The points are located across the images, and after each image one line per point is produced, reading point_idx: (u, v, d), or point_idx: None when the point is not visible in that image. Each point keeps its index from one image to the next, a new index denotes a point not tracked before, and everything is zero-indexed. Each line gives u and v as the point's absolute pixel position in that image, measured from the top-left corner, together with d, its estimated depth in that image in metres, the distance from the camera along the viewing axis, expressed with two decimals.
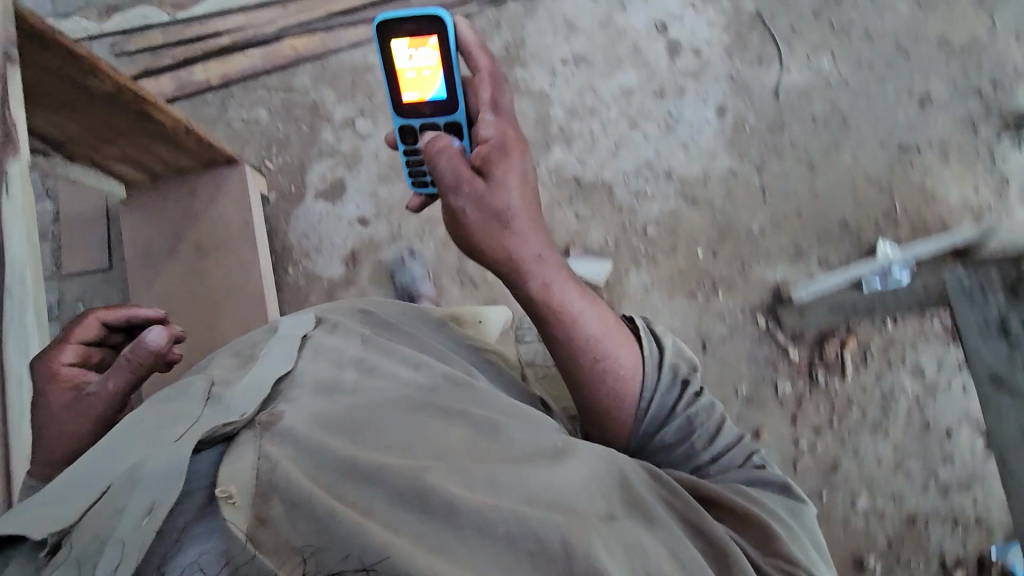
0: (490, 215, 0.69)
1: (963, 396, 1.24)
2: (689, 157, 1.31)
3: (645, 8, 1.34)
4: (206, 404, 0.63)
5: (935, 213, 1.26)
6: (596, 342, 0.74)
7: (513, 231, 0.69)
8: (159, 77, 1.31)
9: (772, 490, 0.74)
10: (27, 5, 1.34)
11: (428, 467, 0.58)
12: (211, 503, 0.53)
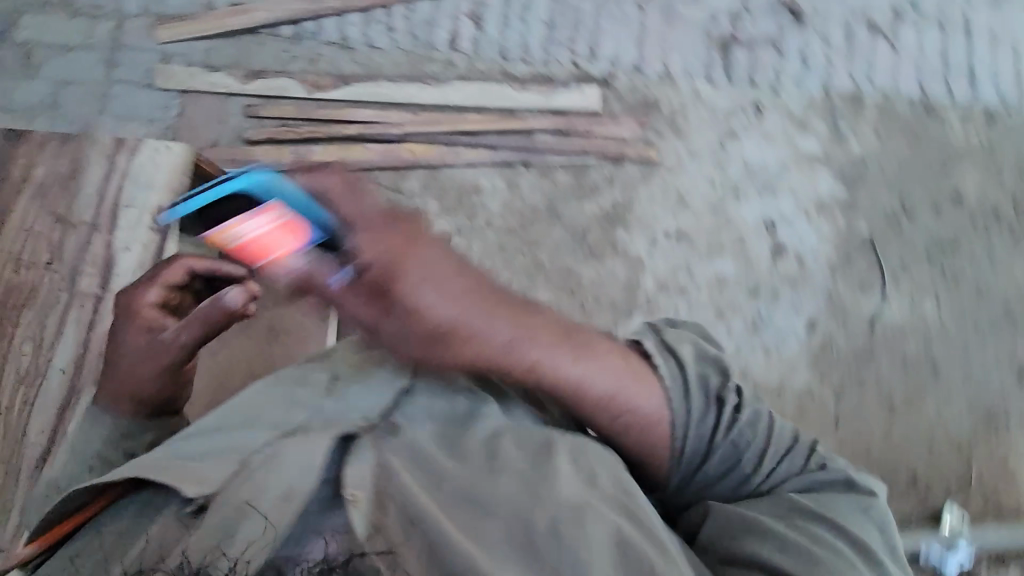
0: (427, 334, 0.77)
1: None
2: (769, 365, 1.23)
3: (759, 202, 1.30)
4: (325, 398, 0.77)
5: (1007, 491, 1.18)
6: (611, 396, 0.76)
7: (461, 334, 0.77)
8: (281, 146, 1.33)
9: (840, 488, 0.76)
10: (172, 46, 1.37)
11: (506, 498, 0.66)
12: (335, 498, 0.65)
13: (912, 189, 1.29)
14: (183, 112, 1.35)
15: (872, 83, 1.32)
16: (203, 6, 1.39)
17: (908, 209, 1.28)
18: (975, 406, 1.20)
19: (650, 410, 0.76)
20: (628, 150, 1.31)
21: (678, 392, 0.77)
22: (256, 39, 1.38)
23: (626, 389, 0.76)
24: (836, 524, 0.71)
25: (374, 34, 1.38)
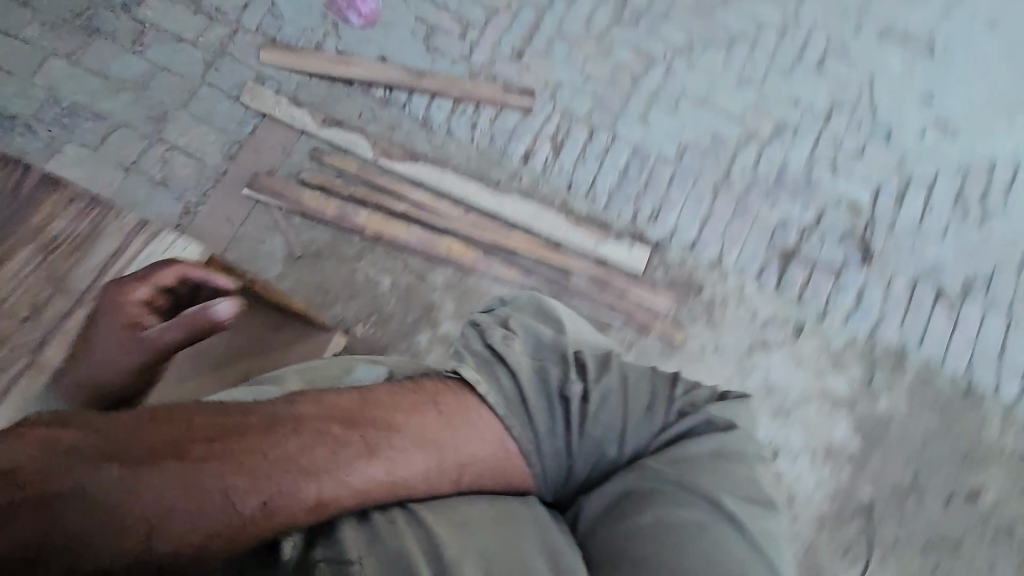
0: (210, 511, 0.62)
1: None
2: None
3: (768, 423, 1.23)
4: None
5: None
6: (443, 457, 0.73)
7: (242, 489, 0.63)
8: (329, 198, 1.34)
9: (713, 430, 0.77)
10: (273, 72, 1.42)
11: (405, 517, 0.69)
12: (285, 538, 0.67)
13: (929, 473, 1.21)
14: (255, 134, 1.38)
15: (922, 348, 1.26)
16: (311, 43, 1.43)
17: (916, 490, 1.20)
18: None
19: (487, 452, 0.75)
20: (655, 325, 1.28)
21: (509, 407, 0.77)
22: (348, 90, 1.41)
23: (440, 440, 0.73)
24: (712, 491, 0.73)
25: (456, 124, 1.39)
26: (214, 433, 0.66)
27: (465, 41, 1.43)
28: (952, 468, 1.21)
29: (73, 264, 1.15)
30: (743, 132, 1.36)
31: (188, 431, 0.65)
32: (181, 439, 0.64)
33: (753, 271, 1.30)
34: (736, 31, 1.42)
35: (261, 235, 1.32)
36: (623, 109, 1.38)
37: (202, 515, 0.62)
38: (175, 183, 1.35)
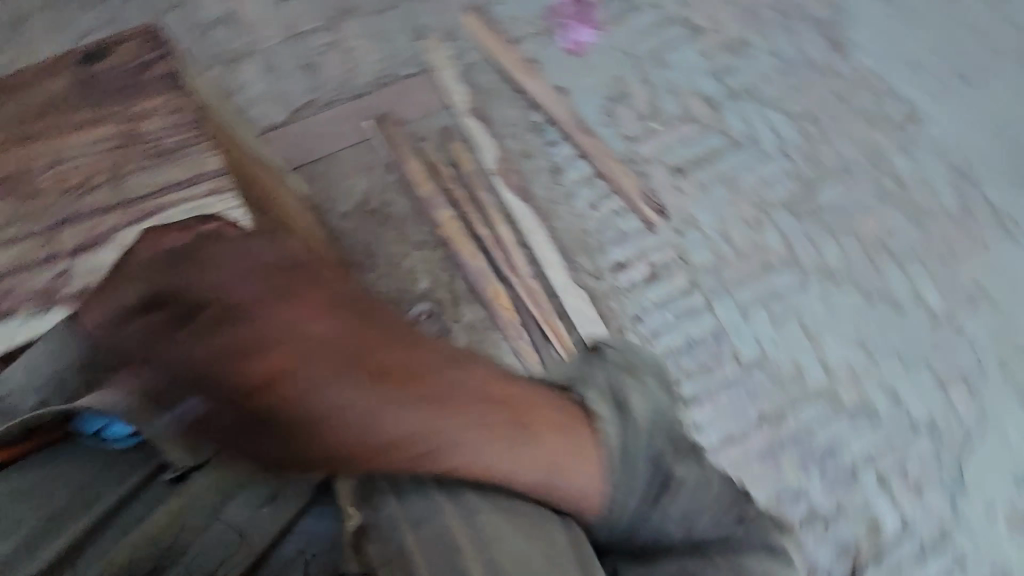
0: (332, 411, 0.57)
1: None
2: None
3: None
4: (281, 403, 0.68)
5: None
6: (554, 472, 0.65)
7: (378, 405, 0.59)
8: (430, 179, 1.30)
9: (764, 552, 0.68)
10: (462, 37, 1.39)
11: (466, 522, 0.60)
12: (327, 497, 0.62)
13: None
14: (410, 79, 1.36)
15: None
16: (511, 37, 1.40)
17: None
18: None
19: (583, 488, 0.66)
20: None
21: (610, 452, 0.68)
22: (512, 96, 1.36)
23: (557, 464, 0.65)
24: None
25: (580, 193, 1.32)
26: (368, 342, 0.61)
27: (641, 128, 1.35)
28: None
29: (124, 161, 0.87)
30: (826, 387, 1.24)
31: (343, 332, 0.61)
32: (360, 347, 0.61)
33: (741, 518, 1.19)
34: (887, 294, 1.29)
35: (352, 169, 1.31)
36: (732, 288, 1.28)
37: (312, 421, 0.57)
38: (320, 75, 1.35)
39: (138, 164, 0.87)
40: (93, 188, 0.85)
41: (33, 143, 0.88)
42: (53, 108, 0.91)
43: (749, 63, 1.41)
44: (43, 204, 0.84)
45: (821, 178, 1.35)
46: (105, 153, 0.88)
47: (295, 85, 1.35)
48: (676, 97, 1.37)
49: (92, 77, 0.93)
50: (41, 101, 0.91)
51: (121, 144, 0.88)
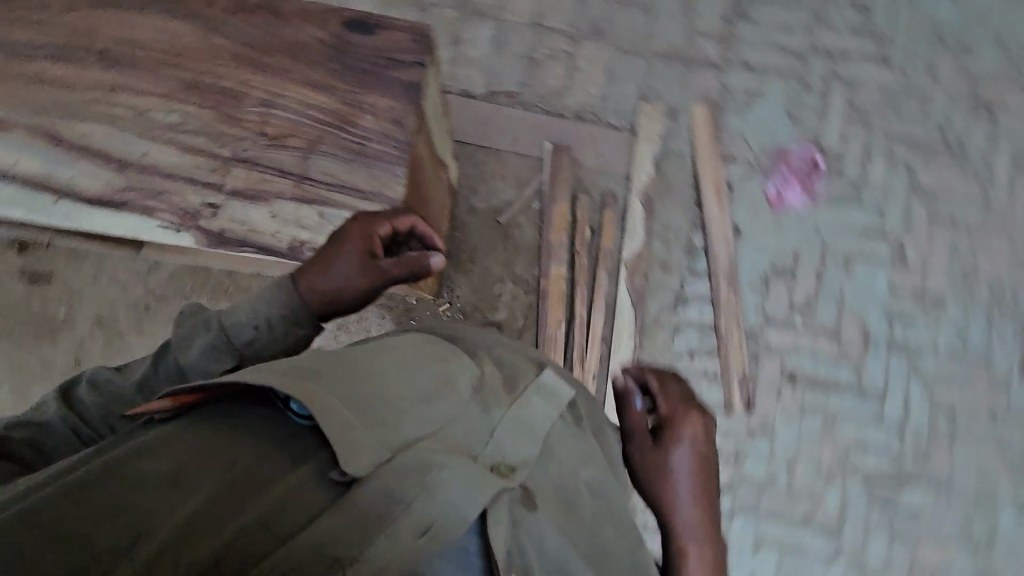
0: (656, 469, 0.67)
1: None
2: None
3: None
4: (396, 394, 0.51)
5: None
6: None
7: (679, 489, 0.66)
8: (567, 227, 1.24)
9: None
10: (682, 121, 1.29)
11: None
12: (479, 529, 0.46)
13: None
14: (610, 129, 1.28)
15: None
16: (727, 150, 1.27)
17: None
18: None
19: None
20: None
21: None
22: (689, 204, 1.27)
23: None
24: None
25: (685, 334, 1.23)
26: (706, 469, 0.68)
27: (784, 314, 1.23)
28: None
29: (326, 142, 0.74)
30: None
31: (709, 451, 0.69)
32: (709, 464, 0.68)
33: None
34: None
35: (505, 174, 1.27)
36: (762, 518, 1.18)
37: (650, 469, 0.67)
38: (536, 74, 1.30)
39: (319, 173, 0.74)
40: (266, 167, 0.73)
41: (250, 70, 0.76)
42: (289, 51, 0.76)
43: (935, 325, 1.24)
44: (211, 151, 0.73)
45: (921, 481, 1.20)
46: (300, 134, 0.74)
47: (510, 70, 1.30)
48: (839, 309, 1.23)
49: (346, 41, 0.77)
50: (281, 36, 0.77)
51: (321, 139, 0.74)
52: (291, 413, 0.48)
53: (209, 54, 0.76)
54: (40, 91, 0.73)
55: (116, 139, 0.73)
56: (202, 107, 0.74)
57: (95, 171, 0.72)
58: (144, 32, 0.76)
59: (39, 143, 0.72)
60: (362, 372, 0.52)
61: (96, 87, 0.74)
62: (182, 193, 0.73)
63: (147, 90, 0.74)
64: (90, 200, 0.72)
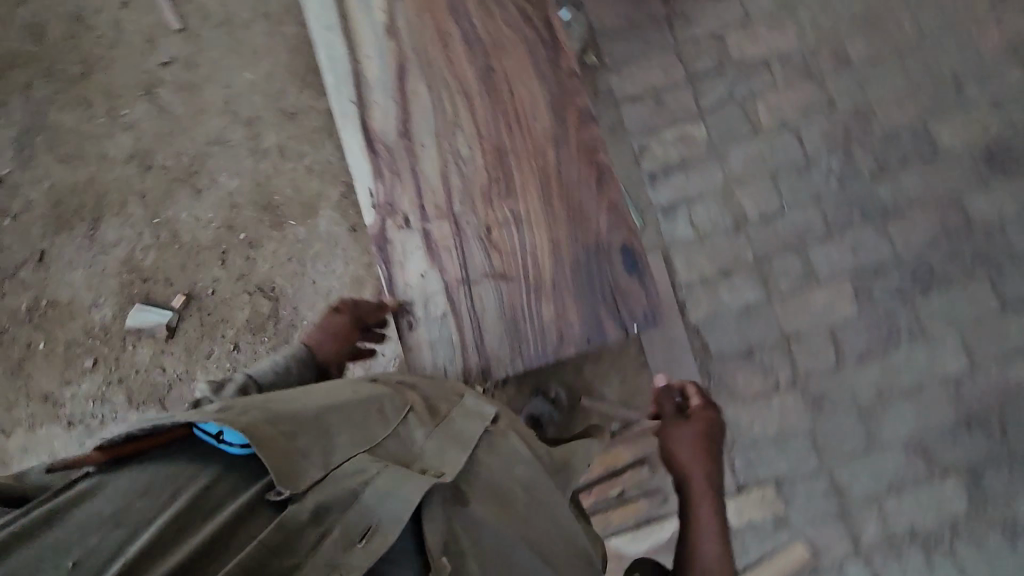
0: (681, 436, 0.85)
1: None
2: (56, 444, 1.28)
3: None
4: (326, 414, 0.57)
5: None
6: None
7: (690, 449, 0.84)
8: (623, 460, 1.14)
9: None
10: (775, 540, 1.14)
11: None
12: (419, 519, 0.53)
13: None
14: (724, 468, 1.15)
15: None
16: None
17: None
18: None
19: None
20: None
21: None
22: None
23: None
24: None
25: None
26: (713, 448, 0.85)
27: None
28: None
29: (515, 305, 0.73)
30: None
31: (716, 440, 0.86)
32: (713, 442, 0.85)
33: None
34: None
35: (624, 380, 1.11)
36: None
37: (672, 437, 0.86)
38: (739, 362, 1.18)
39: (476, 294, 0.73)
40: (461, 249, 0.73)
41: (541, 185, 0.73)
42: (572, 204, 0.72)
43: None
44: (448, 195, 0.74)
45: None
46: (505, 259, 0.73)
47: (725, 336, 1.19)
48: None
49: (610, 257, 0.72)
50: (587, 194, 0.73)
51: (507, 281, 0.73)
52: (226, 447, 0.51)
53: (532, 133, 0.73)
54: (430, 27, 0.76)
55: (423, 115, 0.75)
56: (480, 164, 0.74)
57: (394, 113, 0.76)
58: (526, 61, 0.75)
59: (397, 59, 0.76)
60: (293, 403, 0.57)
61: (456, 64, 0.75)
62: (407, 193, 0.76)
63: (471, 108, 0.75)
64: (365, 120, 0.76)
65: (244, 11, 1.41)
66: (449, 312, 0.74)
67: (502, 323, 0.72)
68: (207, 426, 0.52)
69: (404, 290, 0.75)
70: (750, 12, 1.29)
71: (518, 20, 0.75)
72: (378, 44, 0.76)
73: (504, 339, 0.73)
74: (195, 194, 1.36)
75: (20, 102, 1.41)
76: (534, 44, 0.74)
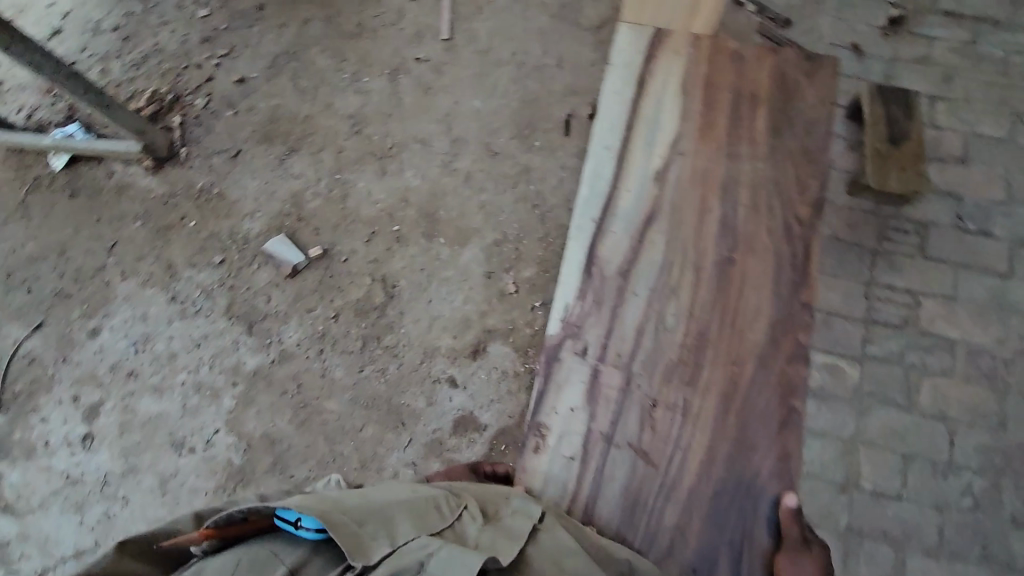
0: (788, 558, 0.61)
1: (99, 37, 1.57)
2: (151, 309, 1.35)
3: (101, 458, 1.26)
4: (386, 501, 0.60)
5: (17, 167, 1.45)
6: None
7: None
8: None
9: None
10: None
11: None
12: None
13: None
14: None
15: None
16: None
17: None
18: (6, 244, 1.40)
19: None
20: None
21: None
22: None
23: None
24: None
25: None
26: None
27: None
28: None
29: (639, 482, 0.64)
30: None
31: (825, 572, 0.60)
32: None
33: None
34: None
35: None
36: None
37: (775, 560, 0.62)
38: None
39: (609, 462, 0.65)
40: (621, 407, 0.66)
41: (734, 373, 0.65)
42: (744, 432, 0.64)
43: None
44: (633, 350, 0.67)
45: None
46: (655, 442, 0.65)
47: None
48: None
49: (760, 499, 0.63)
50: (764, 413, 0.64)
51: (644, 454, 0.65)
52: (302, 532, 0.56)
53: (742, 340, 0.66)
54: (698, 189, 0.70)
55: (649, 264, 0.69)
56: (680, 337, 0.66)
57: (627, 246, 0.70)
58: (767, 266, 0.67)
59: (655, 200, 0.70)
60: (358, 497, 0.60)
61: (705, 229, 0.69)
62: (597, 326, 0.68)
63: (695, 277, 0.68)
64: (604, 207, 0.71)
65: (505, 55, 1.53)
66: (577, 458, 0.66)
67: (618, 493, 0.64)
68: (286, 514, 0.56)
69: (546, 415, 0.67)
70: (958, 295, 1.31)
71: (780, 218, 0.69)
72: (645, 174, 0.71)
73: (607, 513, 0.64)
74: (380, 172, 1.45)
75: (293, 28, 1.57)
76: (781, 254, 0.68)
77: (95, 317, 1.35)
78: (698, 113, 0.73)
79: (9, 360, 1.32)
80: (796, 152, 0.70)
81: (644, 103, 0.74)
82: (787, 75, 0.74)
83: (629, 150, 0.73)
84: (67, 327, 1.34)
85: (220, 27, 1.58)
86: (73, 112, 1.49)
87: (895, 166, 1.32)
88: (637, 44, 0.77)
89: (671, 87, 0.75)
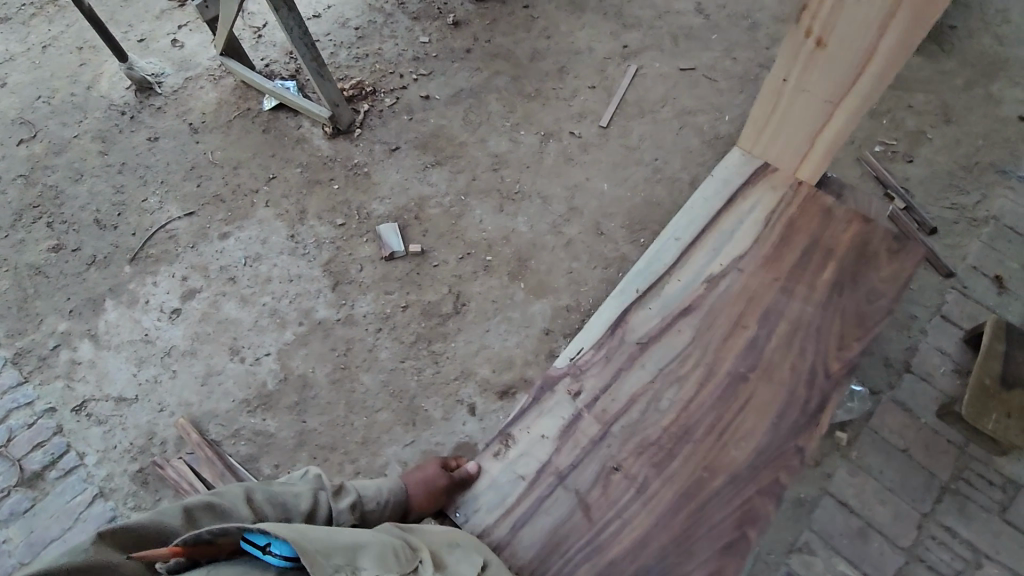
0: None
1: (343, 30, 1.94)
2: (271, 237, 1.58)
3: (175, 332, 1.46)
4: (352, 545, 0.66)
5: (239, 96, 1.80)
6: None
7: None
8: None
9: None
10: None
11: None
12: None
13: (82, 276, 1.53)
14: None
15: (12, 366, 1.43)
16: None
17: (103, 261, 1.55)
18: (202, 146, 1.72)
19: None
20: (221, 438, 1.33)
21: None
22: None
23: None
24: None
25: None
26: None
27: None
28: (75, 271, 1.54)
29: (574, 531, 0.70)
30: None
31: None
32: None
33: (121, 452, 1.32)
34: None
35: None
36: None
37: None
38: None
39: (553, 496, 0.73)
40: (583, 456, 0.74)
41: (703, 474, 0.71)
42: (687, 531, 0.68)
43: None
44: (618, 413, 0.75)
45: None
46: (601, 499, 0.71)
47: None
48: None
49: None
50: (717, 523, 0.68)
51: (586, 508, 0.71)
52: (268, 557, 0.67)
53: (721, 452, 0.72)
54: (740, 305, 0.78)
55: (664, 350, 0.78)
56: (664, 423, 0.74)
57: (653, 326, 0.80)
58: (775, 398, 0.73)
59: (697, 298, 0.80)
60: (325, 536, 0.66)
61: (730, 344, 0.77)
62: (596, 380, 0.78)
63: (701, 378, 0.75)
64: (650, 290, 0.82)
65: (647, 158, 1.67)
66: (526, 479, 0.74)
67: (549, 529, 0.71)
68: (257, 538, 0.68)
69: (519, 430, 0.77)
70: None
71: (808, 362, 0.74)
72: (698, 275, 0.81)
73: (536, 544, 0.71)
74: (498, 209, 1.61)
75: (485, 75, 1.84)
76: (795, 393, 0.73)
77: (231, 224, 1.60)
78: (769, 244, 0.81)
79: (157, 228, 1.60)
80: (848, 311, 0.76)
81: (723, 220, 0.84)
82: (869, 243, 0.80)
83: (690, 252, 0.83)
84: (208, 223, 1.60)
85: (430, 55, 1.88)
86: (297, 73, 1.84)
87: (997, 405, 1.24)
88: (739, 170, 0.87)
89: (761, 216, 0.83)
